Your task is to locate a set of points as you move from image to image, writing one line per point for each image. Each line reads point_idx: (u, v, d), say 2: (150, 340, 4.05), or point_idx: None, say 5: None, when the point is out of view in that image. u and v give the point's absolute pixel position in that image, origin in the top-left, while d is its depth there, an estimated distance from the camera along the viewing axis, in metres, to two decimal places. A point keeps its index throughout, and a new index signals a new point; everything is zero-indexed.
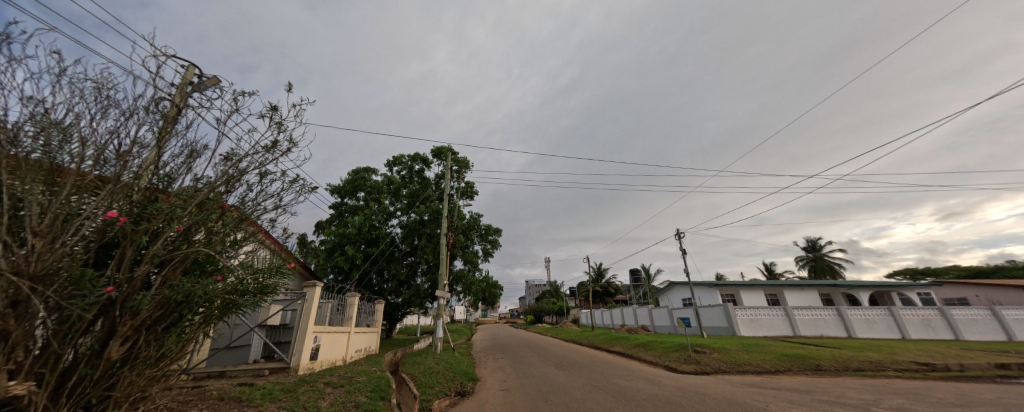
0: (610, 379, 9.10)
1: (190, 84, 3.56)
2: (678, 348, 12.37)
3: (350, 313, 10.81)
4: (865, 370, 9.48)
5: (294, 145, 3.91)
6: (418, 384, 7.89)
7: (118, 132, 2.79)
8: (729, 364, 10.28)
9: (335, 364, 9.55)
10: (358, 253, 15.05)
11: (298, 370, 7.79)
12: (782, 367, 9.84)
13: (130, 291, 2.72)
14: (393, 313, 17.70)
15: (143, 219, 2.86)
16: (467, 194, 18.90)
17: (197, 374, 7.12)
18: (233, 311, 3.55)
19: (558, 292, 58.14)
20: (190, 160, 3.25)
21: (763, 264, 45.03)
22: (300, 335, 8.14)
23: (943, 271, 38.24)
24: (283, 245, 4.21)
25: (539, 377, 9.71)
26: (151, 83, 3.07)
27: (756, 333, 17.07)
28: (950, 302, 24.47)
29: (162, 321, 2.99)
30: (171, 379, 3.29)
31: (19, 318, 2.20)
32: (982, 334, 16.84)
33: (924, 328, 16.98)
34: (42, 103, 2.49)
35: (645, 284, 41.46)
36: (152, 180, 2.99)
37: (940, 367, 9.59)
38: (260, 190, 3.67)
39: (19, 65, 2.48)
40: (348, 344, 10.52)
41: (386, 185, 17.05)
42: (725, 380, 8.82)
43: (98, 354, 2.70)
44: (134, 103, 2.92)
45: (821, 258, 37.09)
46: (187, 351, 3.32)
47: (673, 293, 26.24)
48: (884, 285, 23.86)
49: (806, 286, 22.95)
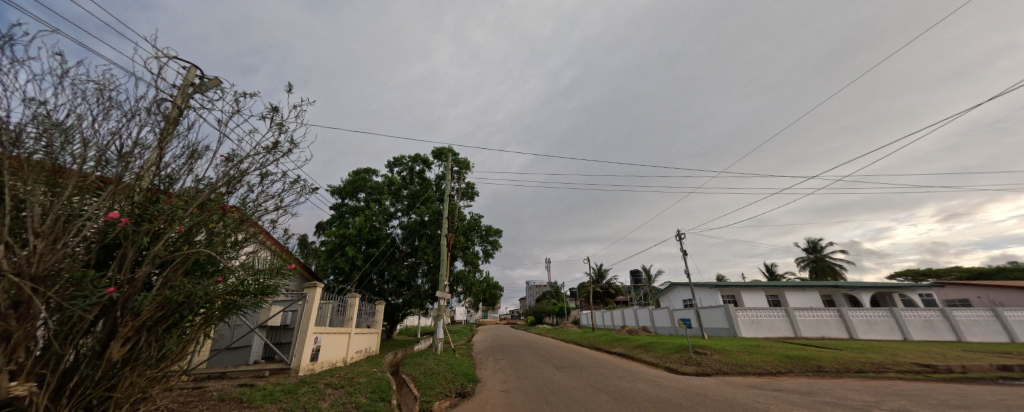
0: (611, 380, 9.08)
1: (192, 86, 3.57)
2: (679, 350, 12.34)
3: (350, 314, 10.79)
4: (866, 371, 9.45)
5: (295, 146, 3.91)
6: (419, 385, 7.88)
7: (119, 133, 2.80)
8: (730, 366, 10.25)
9: (335, 365, 9.53)
10: (359, 254, 15.05)
11: (298, 371, 7.78)
12: (784, 368, 9.81)
13: (131, 292, 2.73)
14: (393, 314, 17.68)
15: (145, 220, 2.86)
16: (467, 195, 18.90)
17: (197, 376, 7.12)
18: (233, 312, 3.55)
19: (559, 293, 58.08)
20: (191, 161, 3.26)
21: (764, 264, 44.97)
22: (300, 336, 8.13)
23: (945, 271, 38.12)
24: (283, 246, 4.21)
25: (540, 378, 9.70)
26: (153, 85, 3.08)
27: (757, 335, 17.03)
28: (952, 303, 24.40)
29: (163, 322, 2.99)
30: (172, 380, 3.29)
31: (21, 319, 2.20)
32: (984, 335, 16.78)
33: (926, 329, 16.93)
34: (45, 104, 2.49)
35: (645, 285, 41.40)
36: (154, 181, 3.00)
37: (942, 369, 9.56)
38: (260, 191, 3.67)
39: (22, 66, 2.49)
40: (348, 345, 10.50)
41: (386, 186, 17.07)
42: (726, 381, 8.80)
43: (99, 354, 2.71)
44: (137, 104, 2.93)
45: (822, 259, 37.02)
46: (187, 352, 3.31)
47: (674, 294, 26.20)
48: (885, 286, 23.78)
49: (807, 287, 22.89)
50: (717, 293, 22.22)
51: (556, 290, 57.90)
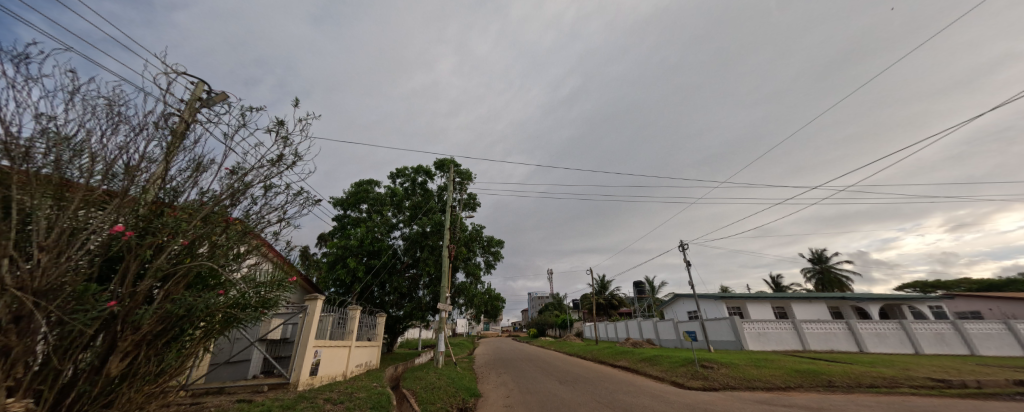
0: (616, 395, 8.86)
1: (200, 100, 3.63)
2: (685, 363, 12.10)
3: (350, 327, 10.66)
4: (878, 386, 9.22)
5: (299, 158, 3.96)
6: (419, 400, 7.75)
7: (128, 148, 2.82)
8: (738, 380, 10.03)
9: (335, 379, 9.40)
10: (360, 265, 14.99)
11: (298, 386, 7.65)
12: (793, 383, 9.57)
13: (132, 305, 2.71)
14: (394, 326, 17.49)
15: (149, 233, 2.87)
16: (468, 205, 18.89)
17: (196, 391, 7.05)
18: (233, 326, 3.52)
19: (560, 304, 57.59)
20: (196, 174, 3.28)
21: (770, 276, 44.27)
22: (300, 350, 8.03)
23: (954, 283, 37.74)
24: (286, 258, 4.22)
25: (543, 393, 9.49)
26: (161, 101, 3.14)
27: (765, 348, 16.71)
28: (963, 315, 23.85)
29: (163, 336, 2.96)
30: (170, 396, 3.23)
31: (21, 334, 2.20)
32: (997, 349, 16.42)
33: (938, 343, 16.55)
34: (54, 120, 2.51)
35: (650, 297, 40.83)
36: (160, 194, 3.03)
37: (957, 384, 9.31)
38: (264, 203, 3.69)
39: (35, 83, 2.54)
40: (348, 359, 10.34)
41: (388, 197, 17.17)
42: (735, 396, 8.62)
43: (98, 370, 2.65)
44: (145, 119, 2.96)
45: (828, 270, 36.62)
46: (185, 366, 3.27)
47: (679, 306, 25.87)
48: (893, 299, 23.38)
49: (814, 299, 22.57)
50: (722, 304, 22.00)
51: (557, 302, 57.39)
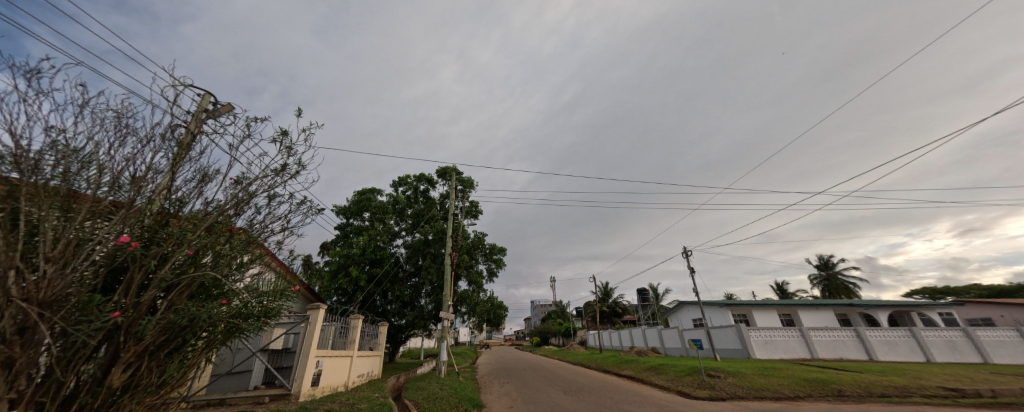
0: (622, 406, 8.69)
1: (206, 111, 3.67)
2: (691, 372, 11.92)
3: (352, 336, 10.61)
4: (890, 396, 9.03)
5: (302, 168, 3.96)
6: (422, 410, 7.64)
7: (134, 159, 2.85)
8: (745, 390, 9.86)
9: (336, 390, 9.28)
10: (363, 274, 14.93)
11: (298, 397, 7.56)
12: (803, 393, 9.39)
13: (136, 316, 2.70)
14: (396, 335, 17.36)
15: (154, 243, 2.89)
16: (471, 213, 18.95)
17: (197, 402, 6.99)
18: (235, 335, 3.50)
19: (564, 312, 57.07)
20: (201, 184, 3.30)
21: (776, 283, 43.81)
22: (301, 360, 7.96)
23: (964, 290, 37.24)
24: (288, 267, 4.22)
25: (547, 403, 9.33)
26: (169, 112, 3.17)
27: (772, 356, 16.45)
28: (974, 322, 23.46)
29: (165, 347, 2.94)
30: (171, 407, 3.21)
31: (24, 345, 2.19)
32: (1012, 357, 16.06)
33: (950, 350, 16.27)
34: (63, 132, 2.54)
35: (654, 305, 40.33)
36: (164, 204, 3.00)
37: (971, 393, 9.11)
38: (268, 212, 3.70)
39: (47, 97, 2.58)
40: (349, 370, 10.19)
41: (391, 205, 17.19)
42: (742, 406, 8.48)
43: (100, 381, 2.63)
44: (152, 131, 2.99)
45: (834, 277, 36.28)
46: (187, 378, 3.25)
47: (684, 313, 25.58)
48: (903, 306, 22.97)
49: (821, 306, 22.31)
50: (728, 312, 21.79)
51: (560, 310, 56.92)
